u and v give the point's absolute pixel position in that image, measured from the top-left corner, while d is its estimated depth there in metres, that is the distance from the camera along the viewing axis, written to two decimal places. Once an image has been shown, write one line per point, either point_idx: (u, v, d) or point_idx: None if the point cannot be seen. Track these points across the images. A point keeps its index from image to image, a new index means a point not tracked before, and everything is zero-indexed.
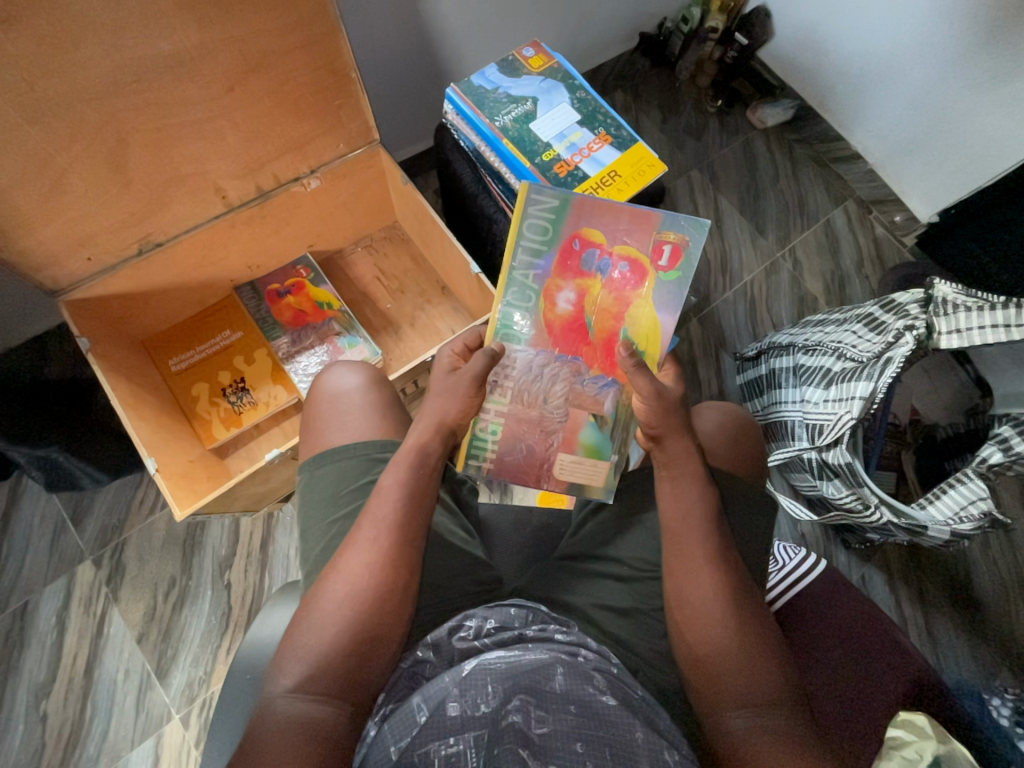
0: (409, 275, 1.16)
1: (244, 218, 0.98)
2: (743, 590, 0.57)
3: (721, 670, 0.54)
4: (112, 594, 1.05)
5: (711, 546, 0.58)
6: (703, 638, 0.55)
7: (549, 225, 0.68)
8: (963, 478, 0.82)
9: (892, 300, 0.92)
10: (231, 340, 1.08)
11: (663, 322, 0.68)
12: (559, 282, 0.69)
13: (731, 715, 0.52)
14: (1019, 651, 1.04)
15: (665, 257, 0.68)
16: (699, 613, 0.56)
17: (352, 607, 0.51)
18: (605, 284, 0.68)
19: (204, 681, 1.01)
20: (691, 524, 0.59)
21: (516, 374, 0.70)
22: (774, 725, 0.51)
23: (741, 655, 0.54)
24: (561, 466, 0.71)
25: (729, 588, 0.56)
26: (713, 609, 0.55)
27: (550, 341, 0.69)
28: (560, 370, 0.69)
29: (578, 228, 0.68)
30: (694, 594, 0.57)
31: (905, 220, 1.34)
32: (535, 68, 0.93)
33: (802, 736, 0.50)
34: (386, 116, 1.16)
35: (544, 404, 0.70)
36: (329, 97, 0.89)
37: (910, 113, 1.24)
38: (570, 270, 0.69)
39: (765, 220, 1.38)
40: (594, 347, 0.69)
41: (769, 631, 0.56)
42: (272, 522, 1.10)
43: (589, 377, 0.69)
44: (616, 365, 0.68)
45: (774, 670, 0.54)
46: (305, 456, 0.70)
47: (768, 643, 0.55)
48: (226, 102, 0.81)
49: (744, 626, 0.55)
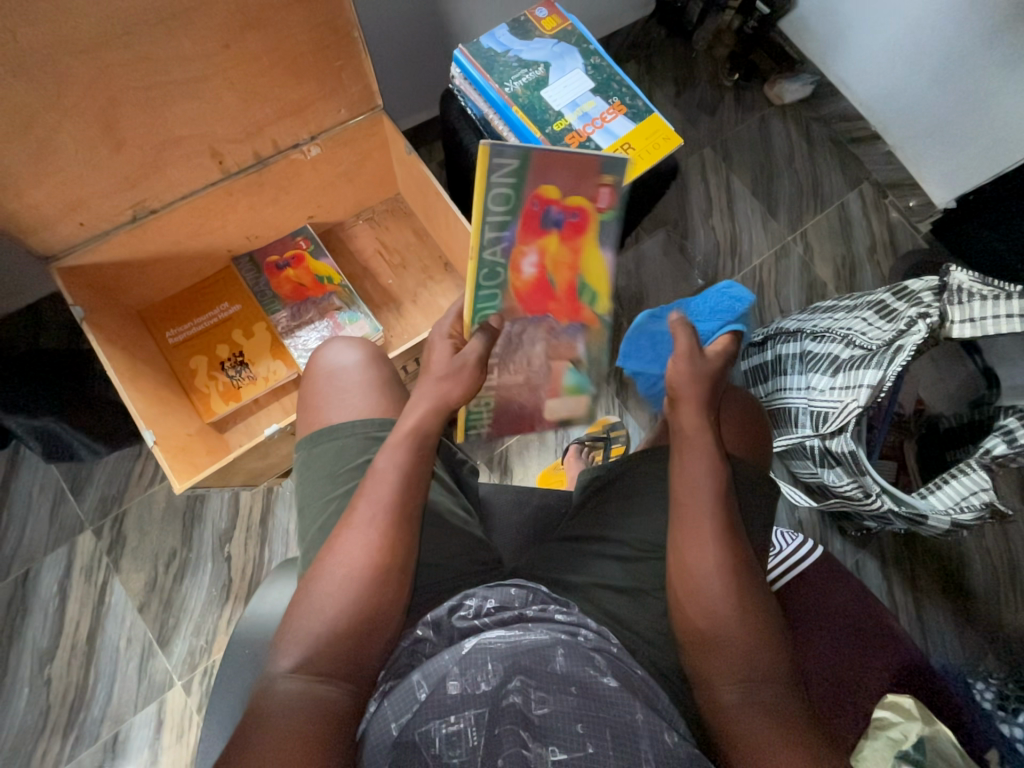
0: (412, 250, 1.13)
1: (242, 186, 0.94)
2: (744, 568, 0.57)
3: (719, 645, 0.54)
4: (113, 563, 1.06)
5: (712, 525, 0.57)
6: (702, 613, 0.55)
7: (511, 191, 0.61)
8: (966, 468, 0.83)
9: (905, 287, 0.90)
10: (230, 313, 1.05)
11: (608, 263, 0.72)
12: (522, 250, 0.67)
13: (724, 689, 0.53)
14: (1005, 637, 1.06)
15: (606, 200, 0.66)
16: (700, 591, 0.56)
17: (354, 581, 0.52)
18: (561, 238, 0.68)
19: (206, 649, 1.02)
20: (699, 499, 0.59)
21: (501, 349, 0.75)
22: (766, 701, 0.51)
23: (738, 632, 0.54)
24: (550, 409, 0.83)
25: (729, 566, 0.56)
26: (713, 586, 0.55)
27: (522, 305, 0.71)
28: (537, 333, 0.75)
29: (537, 188, 0.62)
30: (694, 570, 0.56)
31: (921, 205, 1.30)
32: (548, 30, 0.88)
33: (792, 712, 0.51)
34: (390, 80, 1.11)
35: (529, 368, 0.78)
36: (330, 57, 0.84)
37: (934, 92, 1.18)
38: (531, 234, 0.65)
39: (777, 201, 1.34)
40: (558, 300, 0.73)
41: (768, 609, 0.56)
42: (271, 496, 1.10)
43: (561, 328, 0.76)
44: (578, 310, 0.75)
45: (769, 648, 0.54)
46: (302, 434, 0.69)
47: (767, 622, 0.55)
48: (222, 60, 0.77)
49: (743, 605, 0.55)
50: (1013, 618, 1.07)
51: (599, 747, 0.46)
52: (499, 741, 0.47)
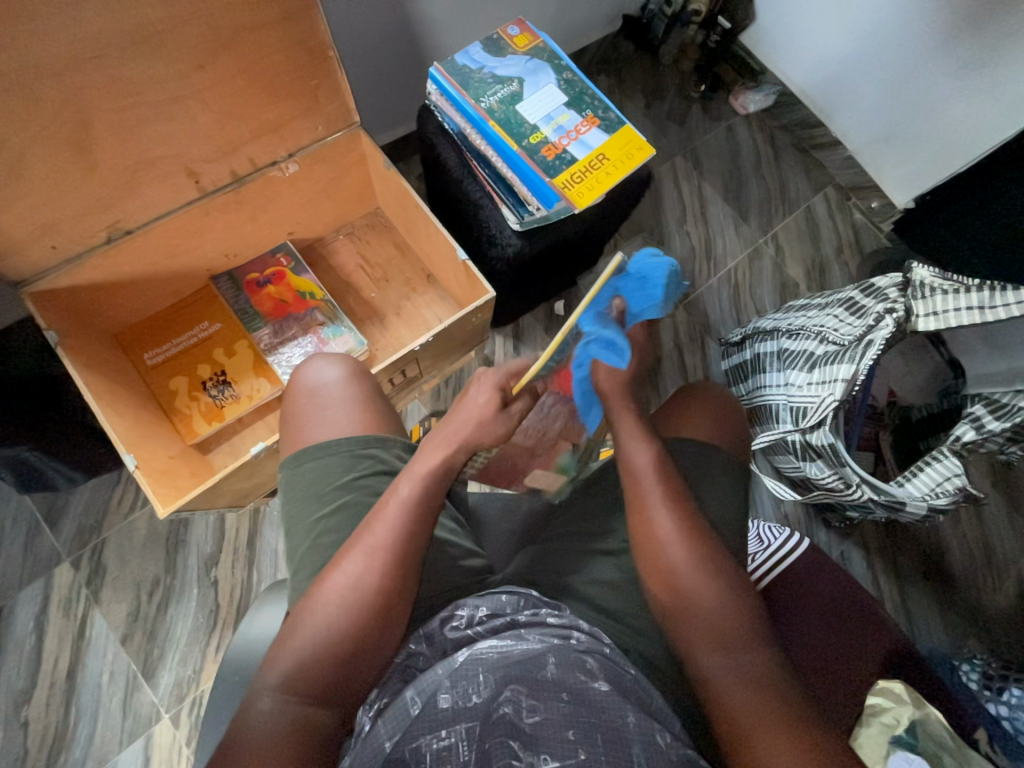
0: (393, 263, 1.13)
1: (219, 204, 0.94)
2: (706, 538, 0.58)
3: (696, 618, 0.55)
4: (93, 595, 1.02)
5: (683, 497, 0.59)
6: (672, 585, 0.56)
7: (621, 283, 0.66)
8: (940, 455, 0.86)
9: (872, 284, 0.95)
10: (210, 332, 1.04)
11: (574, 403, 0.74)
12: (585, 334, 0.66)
13: (706, 658, 0.54)
14: (985, 617, 1.10)
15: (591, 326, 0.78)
16: (667, 567, 0.57)
17: (351, 605, 0.51)
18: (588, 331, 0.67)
19: (193, 679, 0.99)
20: (644, 473, 0.60)
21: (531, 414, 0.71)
22: (746, 667, 0.53)
23: (716, 600, 0.55)
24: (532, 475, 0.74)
25: (691, 532, 0.57)
26: (677, 559, 0.56)
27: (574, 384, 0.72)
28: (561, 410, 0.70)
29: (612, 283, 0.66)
30: (658, 540, 0.58)
31: (882, 206, 1.36)
32: (520, 47, 0.91)
33: (771, 674, 0.53)
34: (366, 97, 1.12)
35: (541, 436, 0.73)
36: (305, 76, 0.85)
37: (887, 99, 1.25)
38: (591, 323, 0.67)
39: (747, 206, 1.39)
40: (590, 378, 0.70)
41: (733, 571, 0.57)
42: (258, 517, 1.08)
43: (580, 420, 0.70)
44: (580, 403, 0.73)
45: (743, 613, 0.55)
46: (286, 453, 0.69)
47: (740, 587, 0.57)
48: (197, 80, 0.77)
49: (715, 573, 0.56)
50: (991, 598, 1.11)
51: (591, 752, 0.46)
52: (489, 754, 0.46)
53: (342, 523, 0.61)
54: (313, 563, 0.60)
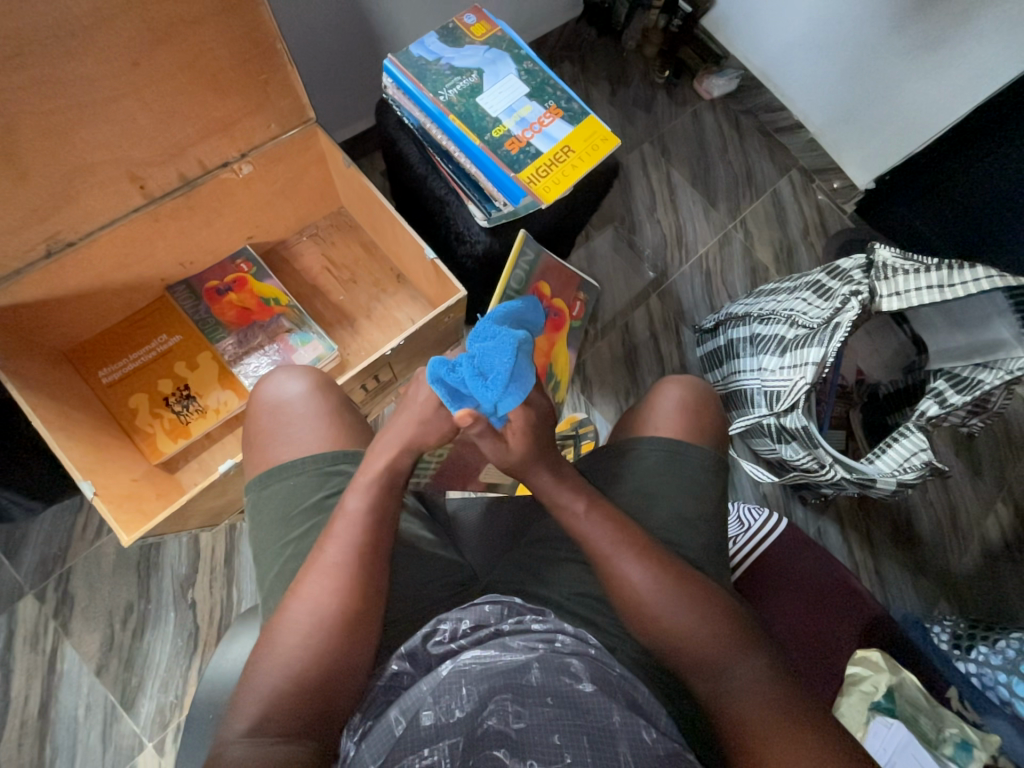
0: (361, 264, 1.09)
1: (170, 210, 0.89)
2: (669, 561, 0.58)
3: (681, 644, 0.55)
4: (62, 627, 0.97)
5: (632, 533, 0.59)
6: (651, 620, 0.56)
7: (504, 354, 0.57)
8: (905, 431, 0.89)
9: (837, 266, 0.96)
10: (169, 345, 0.99)
11: None
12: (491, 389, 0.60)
13: (695, 687, 0.54)
14: (953, 581, 1.15)
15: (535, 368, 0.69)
16: (639, 602, 0.56)
17: (315, 631, 0.50)
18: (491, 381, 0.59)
19: (176, 705, 0.96)
20: (612, 520, 0.59)
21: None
22: (740, 680, 0.53)
23: (696, 628, 0.55)
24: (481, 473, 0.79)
25: (659, 571, 0.57)
26: (648, 591, 0.56)
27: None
28: None
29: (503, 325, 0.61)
30: (631, 587, 0.57)
31: (844, 186, 1.39)
32: (478, 37, 0.88)
33: (765, 681, 0.53)
34: (322, 91, 1.07)
35: None
36: (252, 71, 0.81)
37: (846, 81, 1.26)
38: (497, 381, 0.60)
39: (716, 192, 1.39)
40: None
41: (705, 588, 0.58)
42: (234, 534, 1.05)
43: None
44: None
45: (724, 626, 0.56)
46: (250, 474, 0.66)
47: (719, 609, 0.57)
48: (133, 78, 0.72)
49: (690, 601, 0.56)
50: (957, 561, 1.16)
51: (577, 755, 0.45)
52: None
53: (310, 545, 0.59)
54: (283, 588, 0.58)
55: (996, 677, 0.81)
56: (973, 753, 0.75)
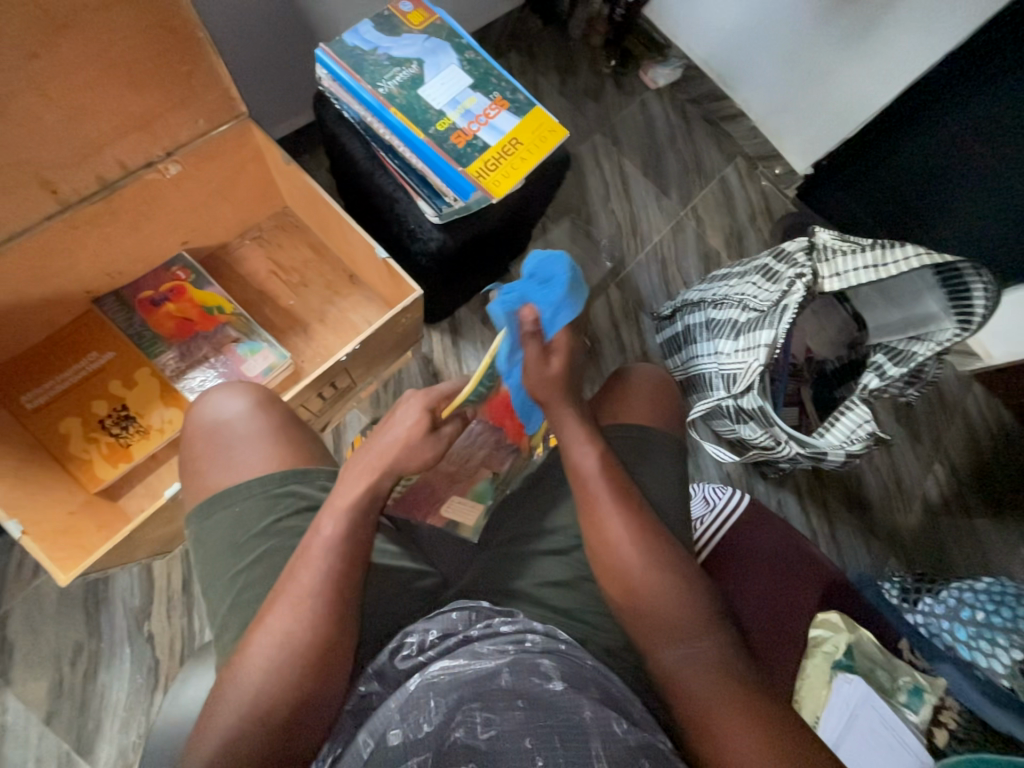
0: (311, 266, 1.05)
1: (89, 216, 0.81)
2: (655, 530, 0.59)
3: (652, 613, 0.56)
4: (2, 676, 0.89)
5: (628, 491, 0.60)
6: (628, 585, 0.57)
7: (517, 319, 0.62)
8: (851, 404, 0.94)
9: (782, 249, 1.00)
10: (101, 363, 0.91)
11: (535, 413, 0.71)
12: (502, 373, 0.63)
13: (663, 651, 0.55)
14: (900, 539, 1.23)
15: None
16: (620, 566, 0.57)
17: (276, 660, 0.47)
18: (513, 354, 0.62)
19: (139, 745, 0.90)
20: (597, 481, 0.59)
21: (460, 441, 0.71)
22: (701, 656, 0.54)
23: (671, 595, 0.56)
24: (449, 505, 0.70)
25: (640, 534, 0.58)
26: (628, 557, 0.57)
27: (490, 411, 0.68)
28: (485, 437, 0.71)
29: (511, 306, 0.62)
30: (610, 551, 0.58)
31: (785, 172, 1.44)
32: (416, 25, 0.85)
33: (726, 659, 0.54)
34: (255, 84, 1.01)
35: (464, 463, 0.71)
36: (172, 62, 0.75)
37: (783, 70, 1.31)
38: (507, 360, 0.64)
39: (667, 180, 1.42)
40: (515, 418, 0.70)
41: (684, 562, 0.58)
42: (191, 558, 0.99)
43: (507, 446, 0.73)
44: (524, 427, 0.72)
45: (694, 604, 0.56)
46: (190, 505, 0.62)
47: (694, 578, 0.58)
48: (31, 72, 0.65)
49: (666, 568, 0.57)
50: (903, 521, 1.25)
51: (549, 757, 0.44)
52: None
53: (263, 573, 0.56)
54: (238, 622, 0.54)
55: (941, 625, 0.86)
56: (925, 697, 0.82)
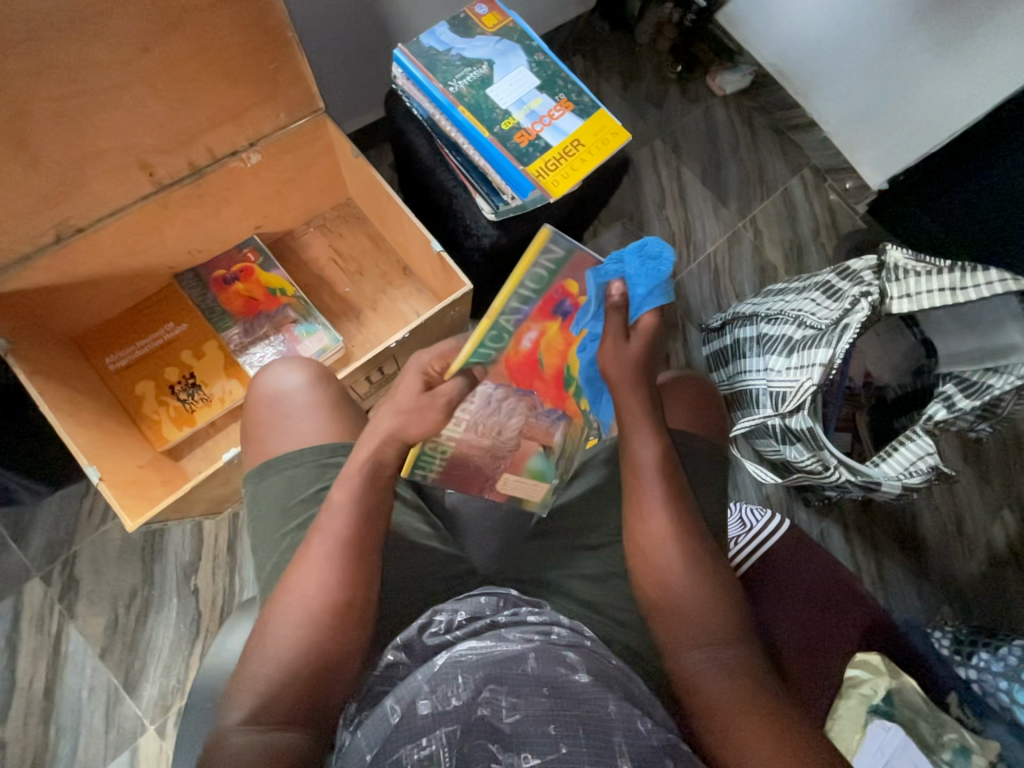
0: (368, 255, 1.09)
1: (178, 198, 0.89)
2: (695, 530, 0.58)
3: (682, 611, 0.56)
4: (68, 610, 0.99)
5: (676, 493, 0.59)
6: (663, 580, 0.57)
7: (546, 276, 0.55)
8: (913, 435, 0.88)
9: (847, 267, 0.95)
10: (176, 333, 0.99)
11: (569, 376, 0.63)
12: (529, 324, 0.58)
13: (687, 652, 0.54)
14: (956, 586, 1.14)
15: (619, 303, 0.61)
16: (659, 560, 0.57)
17: (315, 620, 0.50)
18: (562, 324, 0.59)
19: (178, 689, 0.97)
20: (652, 470, 0.59)
21: (475, 405, 0.61)
22: (727, 661, 0.53)
23: (700, 599, 0.56)
24: (504, 481, 0.64)
25: (685, 533, 0.57)
26: (668, 553, 0.57)
27: (508, 374, 0.60)
28: (517, 404, 0.62)
29: (564, 281, 0.56)
30: (651, 543, 0.57)
31: (857, 186, 1.37)
32: (489, 27, 0.87)
33: (751, 668, 0.53)
34: (333, 83, 1.07)
35: (498, 435, 0.63)
36: (263, 60, 0.81)
37: (864, 81, 1.24)
38: (541, 313, 0.57)
39: (726, 190, 1.38)
40: (546, 382, 0.62)
41: (719, 566, 0.58)
42: (237, 521, 1.05)
43: (543, 412, 0.63)
44: (565, 399, 0.64)
45: (722, 609, 0.56)
46: (248, 466, 0.66)
47: (725, 584, 0.58)
48: (144, 65, 0.72)
49: (706, 571, 0.57)
50: (961, 567, 1.16)
51: (573, 746, 0.45)
52: (468, 757, 0.45)
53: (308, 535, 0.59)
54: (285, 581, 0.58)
55: (997, 684, 0.79)
56: (972, 758, 0.76)
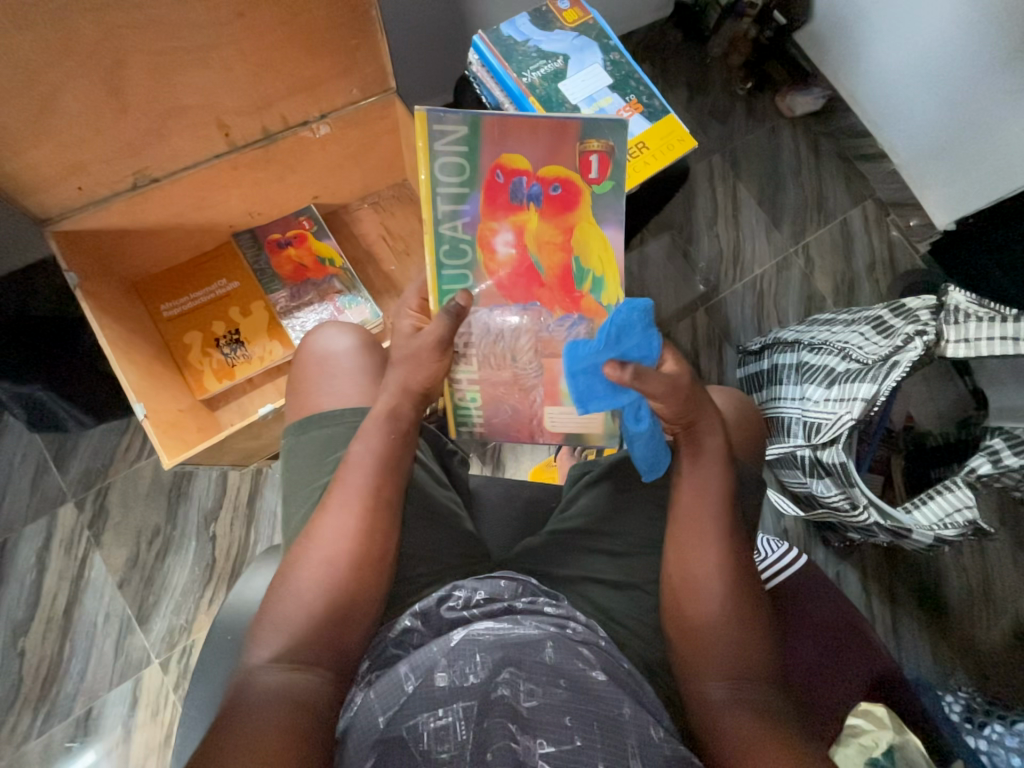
0: (416, 237, 1.12)
1: (248, 160, 0.92)
2: (740, 564, 0.57)
3: (714, 641, 0.55)
4: (95, 538, 1.04)
5: (724, 526, 0.58)
6: (700, 608, 0.56)
7: (463, 162, 0.62)
8: (952, 485, 0.85)
9: (902, 304, 0.92)
10: (228, 289, 1.04)
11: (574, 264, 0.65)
12: (493, 224, 0.64)
13: (712, 682, 0.53)
14: (976, 652, 1.09)
15: (593, 169, 0.63)
16: (699, 587, 0.56)
17: (333, 573, 0.52)
18: (539, 215, 0.64)
19: (185, 628, 1.01)
20: (705, 502, 0.58)
21: (476, 338, 0.66)
22: (752, 698, 0.52)
23: (735, 632, 0.55)
24: (551, 418, 0.70)
25: (730, 564, 0.57)
26: (711, 582, 0.56)
27: (501, 293, 0.66)
28: (521, 324, 0.66)
29: (497, 158, 0.63)
30: (695, 569, 0.57)
31: (921, 225, 1.32)
32: (569, 22, 0.87)
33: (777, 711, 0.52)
34: (406, 66, 1.09)
35: (514, 363, 0.67)
36: (346, 35, 0.83)
37: (943, 116, 1.18)
38: (500, 207, 0.64)
39: (781, 213, 1.35)
40: (549, 286, 0.65)
41: (759, 604, 0.57)
42: (260, 477, 1.09)
43: (554, 321, 0.66)
44: (574, 297, 0.65)
45: (756, 647, 0.55)
46: (292, 419, 0.69)
47: (761, 622, 0.56)
48: (234, 29, 0.74)
49: (743, 606, 0.56)
50: (983, 633, 1.10)
51: (587, 739, 0.45)
52: (486, 734, 0.46)
53: None
54: None
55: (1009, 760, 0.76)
56: None
